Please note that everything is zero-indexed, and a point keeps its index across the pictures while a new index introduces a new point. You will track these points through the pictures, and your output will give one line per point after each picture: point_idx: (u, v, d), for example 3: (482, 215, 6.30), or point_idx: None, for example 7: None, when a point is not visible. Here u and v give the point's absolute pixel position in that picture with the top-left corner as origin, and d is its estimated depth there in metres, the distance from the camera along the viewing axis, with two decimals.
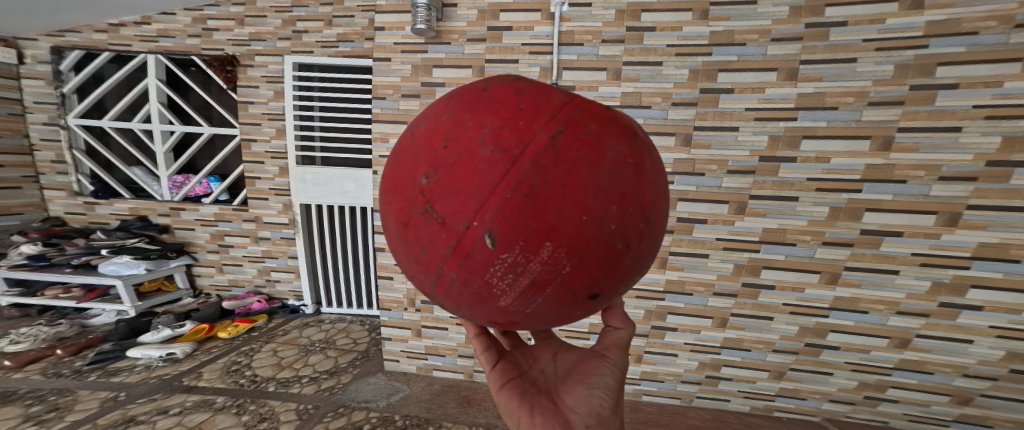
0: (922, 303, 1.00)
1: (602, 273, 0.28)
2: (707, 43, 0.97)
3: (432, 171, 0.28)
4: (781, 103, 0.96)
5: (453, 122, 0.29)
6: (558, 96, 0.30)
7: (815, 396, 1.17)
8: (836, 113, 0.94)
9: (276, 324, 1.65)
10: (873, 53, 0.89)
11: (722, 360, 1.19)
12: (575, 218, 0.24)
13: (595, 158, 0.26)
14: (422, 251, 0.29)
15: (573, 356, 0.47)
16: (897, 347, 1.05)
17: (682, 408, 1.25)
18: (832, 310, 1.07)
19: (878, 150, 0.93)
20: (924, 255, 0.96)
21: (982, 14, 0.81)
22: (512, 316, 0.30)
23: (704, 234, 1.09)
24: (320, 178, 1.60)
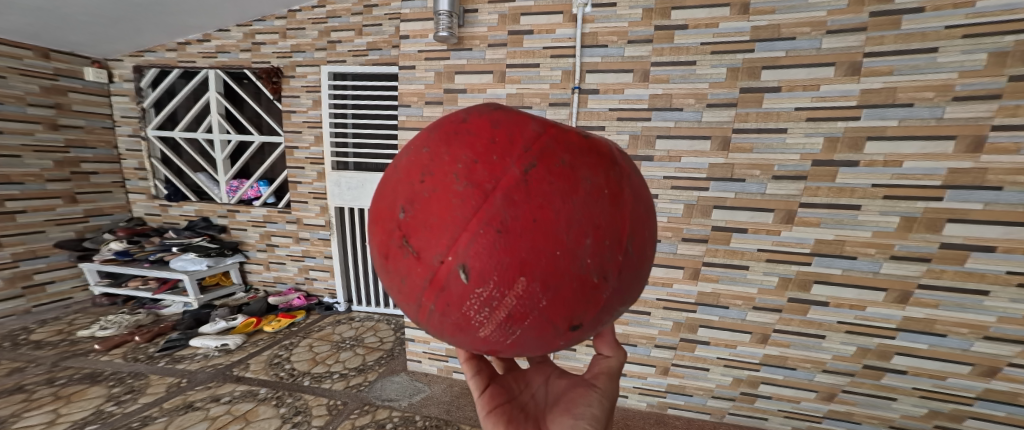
0: (1019, 329, 0.84)
1: (582, 305, 0.26)
2: (749, 39, 0.88)
3: (408, 205, 0.27)
4: (841, 100, 0.85)
5: (430, 155, 0.28)
6: (533, 125, 0.28)
7: (873, 422, 1.04)
8: (910, 110, 0.81)
9: (314, 320, 1.78)
10: (959, 41, 0.75)
11: (761, 377, 1.10)
12: (546, 254, 0.22)
13: (570, 190, 0.24)
14: (401, 283, 0.28)
15: (564, 383, 0.47)
16: (982, 376, 0.90)
17: (713, 423, 1.16)
18: (900, 331, 0.93)
19: (966, 151, 0.79)
20: None
21: None
22: (493, 346, 0.29)
23: (743, 244, 1.00)
24: (353, 181, 1.69)
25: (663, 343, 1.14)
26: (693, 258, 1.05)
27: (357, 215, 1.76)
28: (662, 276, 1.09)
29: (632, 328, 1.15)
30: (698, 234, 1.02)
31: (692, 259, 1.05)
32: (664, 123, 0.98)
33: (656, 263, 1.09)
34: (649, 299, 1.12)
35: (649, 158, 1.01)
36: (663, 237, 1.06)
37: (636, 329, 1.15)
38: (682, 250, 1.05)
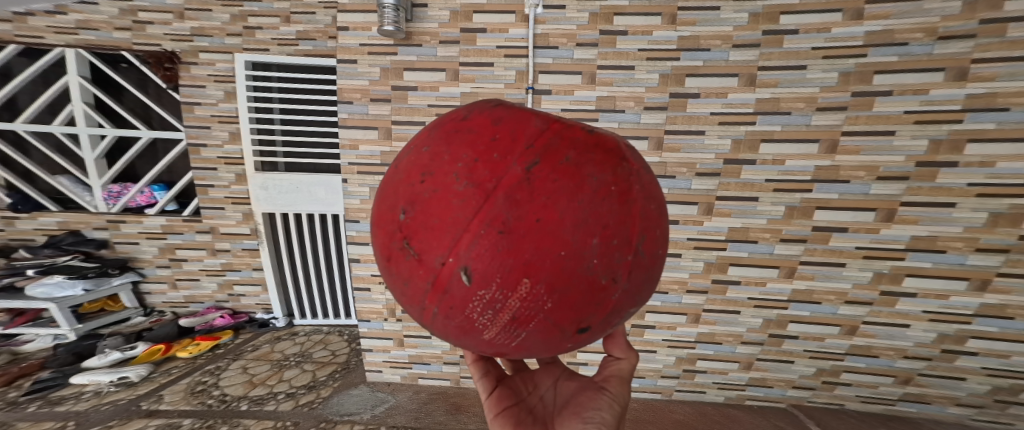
0: (867, 293, 1.14)
1: (588, 305, 0.27)
2: (676, 47, 0.99)
3: (409, 206, 0.28)
4: (742, 107, 1.02)
5: (431, 155, 0.29)
6: (536, 124, 0.30)
7: (781, 384, 1.32)
8: (790, 117, 1.01)
9: (244, 339, 1.58)
10: (820, 61, 0.95)
11: (699, 355, 1.30)
12: (550, 253, 0.24)
13: (574, 189, 0.25)
14: (405, 285, 0.30)
15: (572, 386, 0.54)
16: (847, 334, 1.20)
17: (665, 402, 1.38)
18: (791, 302, 1.19)
19: (826, 152, 1.02)
20: (867, 248, 1.09)
21: (914, 25, 0.89)
22: (498, 346, 0.30)
23: (677, 235, 1.16)
24: (283, 185, 1.49)
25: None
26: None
27: (292, 220, 1.57)
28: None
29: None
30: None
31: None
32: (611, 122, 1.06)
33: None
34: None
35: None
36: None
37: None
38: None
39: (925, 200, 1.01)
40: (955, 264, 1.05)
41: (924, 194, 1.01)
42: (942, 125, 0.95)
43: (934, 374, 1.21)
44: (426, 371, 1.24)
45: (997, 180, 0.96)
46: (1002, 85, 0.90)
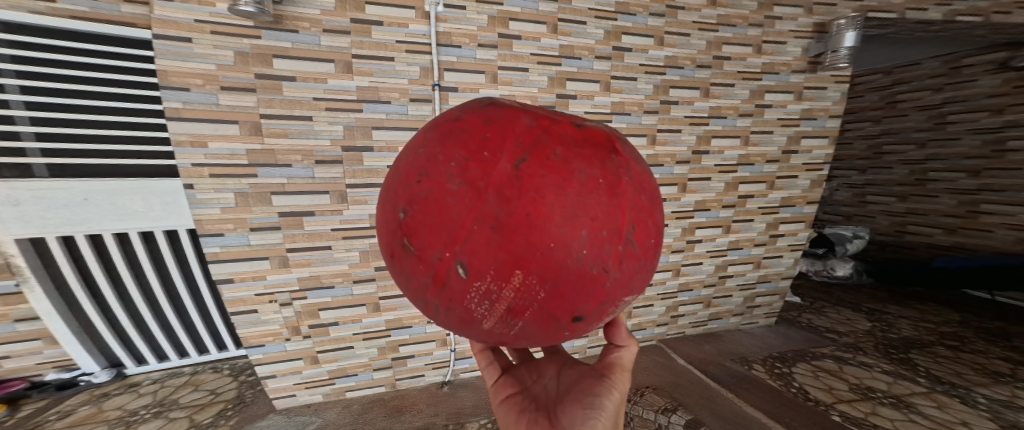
0: (681, 243, 1.68)
1: (585, 293, 0.37)
2: (558, 54, 1.26)
3: (409, 206, 0.39)
4: (602, 108, 1.37)
5: (426, 157, 0.40)
6: (525, 123, 0.40)
7: (650, 325, 1.81)
8: (631, 117, 1.43)
9: (32, 416, 1.31)
10: (644, 75, 1.40)
11: None
12: (534, 243, 0.33)
13: (561, 184, 0.34)
14: (411, 278, 0.40)
15: (572, 375, 0.75)
16: (675, 275, 1.74)
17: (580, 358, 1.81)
18: None
19: (650, 144, 1.48)
20: (678, 212, 1.60)
21: (684, 54, 1.42)
22: (499, 333, 0.42)
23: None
24: (53, 198, 1.12)
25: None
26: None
27: (87, 244, 1.22)
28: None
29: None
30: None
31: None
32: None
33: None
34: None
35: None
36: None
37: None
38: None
39: (700, 176, 1.60)
40: (717, 218, 1.69)
41: (697, 173, 1.59)
42: (701, 126, 1.53)
43: (722, 295, 1.90)
44: (355, 381, 1.45)
45: (726, 162, 1.62)
46: (725, 101, 1.54)
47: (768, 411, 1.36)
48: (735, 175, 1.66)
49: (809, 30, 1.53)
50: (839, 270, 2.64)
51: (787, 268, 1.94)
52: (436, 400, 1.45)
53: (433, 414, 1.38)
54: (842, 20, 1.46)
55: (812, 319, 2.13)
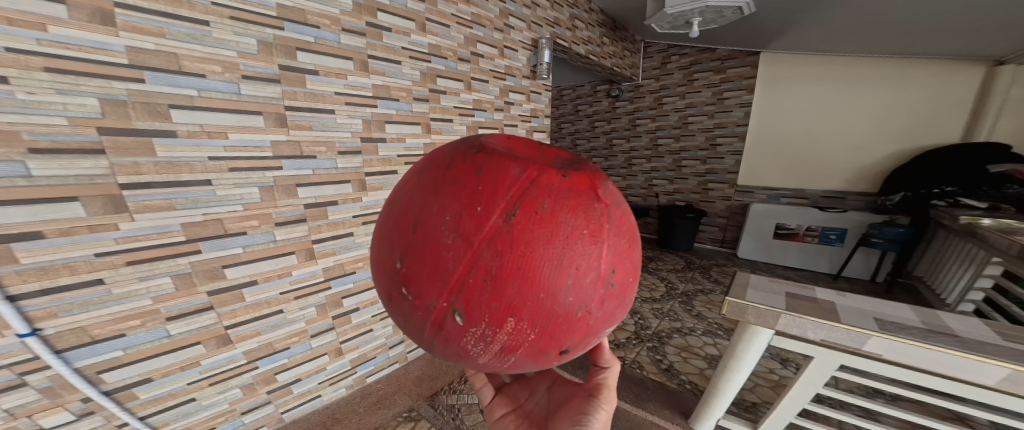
0: None
1: (567, 332, 0.36)
2: (277, 16, 0.83)
3: (406, 256, 0.36)
4: (363, 91, 1.05)
5: (420, 205, 0.37)
6: (514, 172, 0.35)
7: None
8: (400, 104, 1.16)
9: None
10: (409, 60, 1.17)
11: None
12: (524, 294, 0.32)
13: (548, 237, 0.32)
14: (407, 317, 0.39)
15: (563, 391, 0.69)
16: None
17: (403, 367, 1.45)
18: None
19: (425, 133, 1.28)
20: None
21: (447, 46, 1.32)
22: (492, 365, 0.40)
23: (340, 215, 1.05)
24: None
25: (316, 332, 1.09)
26: (301, 240, 0.97)
27: None
28: (273, 269, 0.93)
29: (274, 334, 0.99)
30: (287, 217, 0.92)
31: (301, 242, 0.97)
32: (54, 117, 0.59)
33: (255, 261, 0.88)
34: (271, 298, 0.94)
35: (99, 149, 0.64)
36: (255, 229, 0.86)
37: (273, 336, 0.99)
38: (283, 237, 0.92)
39: None
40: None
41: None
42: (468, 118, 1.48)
43: None
44: None
45: None
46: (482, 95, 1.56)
47: None
48: None
49: (529, 43, 1.82)
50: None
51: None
52: None
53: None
54: (543, 38, 1.83)
55: None
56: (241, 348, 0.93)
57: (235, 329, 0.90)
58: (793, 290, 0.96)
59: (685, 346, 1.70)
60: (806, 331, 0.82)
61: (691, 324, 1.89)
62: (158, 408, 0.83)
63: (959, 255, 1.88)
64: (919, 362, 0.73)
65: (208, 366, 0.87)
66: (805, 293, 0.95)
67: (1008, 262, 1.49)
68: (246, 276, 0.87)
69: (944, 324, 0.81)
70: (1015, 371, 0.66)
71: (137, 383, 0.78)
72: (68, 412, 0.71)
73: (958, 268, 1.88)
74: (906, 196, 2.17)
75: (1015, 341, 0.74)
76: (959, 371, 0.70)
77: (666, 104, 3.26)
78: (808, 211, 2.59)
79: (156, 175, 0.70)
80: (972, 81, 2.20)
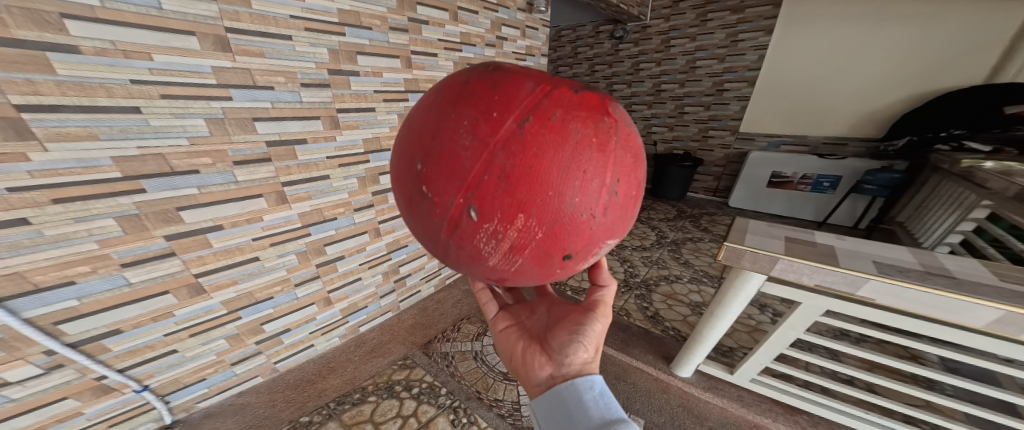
0: None
1: (573, 238, 0.34)
2: None
3: (422, 161, 0.34)
4: (326, 16, 0.88)
5: (435, 114, 0.34)
6: (528, 83, 0.33)
7: None
8: (373, 34, 1.00)
9: None
10: None
11: (397, 263, 1.37)
12: (536, 192, 0.31)
13: (560, 141, 0.31)
14: (421, 223, 0.37)
15: (562, 310, 0.68)
16: None
17: (395, 317, 1.47)
18: None
19: (406, 68, 1.13)
20: None
21: None
22: (499, 273, 0.38)
23: (311, 156, 0.96)
24: None
25: (299, 281, 1.06)
26: (268, 183, 0.89)
27: None
28: (241, 214, 0.86)
29: (252, 284, 0.95)
30: (244, 155, 0.83)
31: (269, 185, 0.89)
32: None
33: (215, 204, 0.81)
34: (244, 244, 0.89)
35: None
36: (209, 168, 0.78)
37: (252, 285, 0.95)
38: (245, 178, 0.84)
39: None
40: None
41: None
42: (455, 52, 1.31)
43: None
44: None
45: None
46: (472, 28, 1.34)
47: None
48: None
49: None
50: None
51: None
52: None
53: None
54: None
55: None
56: (218, 299, 0.89)
57: (206, 277, 0.85)
58: (793, 234, 0.92)
59: (671, 293, 1.73)
60: (802, 276, 0.79)
61: (677, 272, 1.91)
62: (136, 360, 0.81)
63: (944, 197, 1.83)
64: (910, 305, 0.70)
65: (183, 317, 0.84)
66: (804, 237, 0.90)
67: (995, 204, 1.44)
68: (208, 220, 0.80)
69: (941, 265, 0.77)
70: (1008, 311, 0.63)
71: (105, 335, 0.74)
72: (33, 365, 0.68)
73: (941, 213, 1.83)
74: (911, 141, 2.09)
75: (1014, 284, 0.70)
76: (947, 312, 0.67)
77: (673, 46, 3.00)
78: (806, 158, 2.51)
79: (62, 97, 0.58)
80: (1011, 17, 1.95)
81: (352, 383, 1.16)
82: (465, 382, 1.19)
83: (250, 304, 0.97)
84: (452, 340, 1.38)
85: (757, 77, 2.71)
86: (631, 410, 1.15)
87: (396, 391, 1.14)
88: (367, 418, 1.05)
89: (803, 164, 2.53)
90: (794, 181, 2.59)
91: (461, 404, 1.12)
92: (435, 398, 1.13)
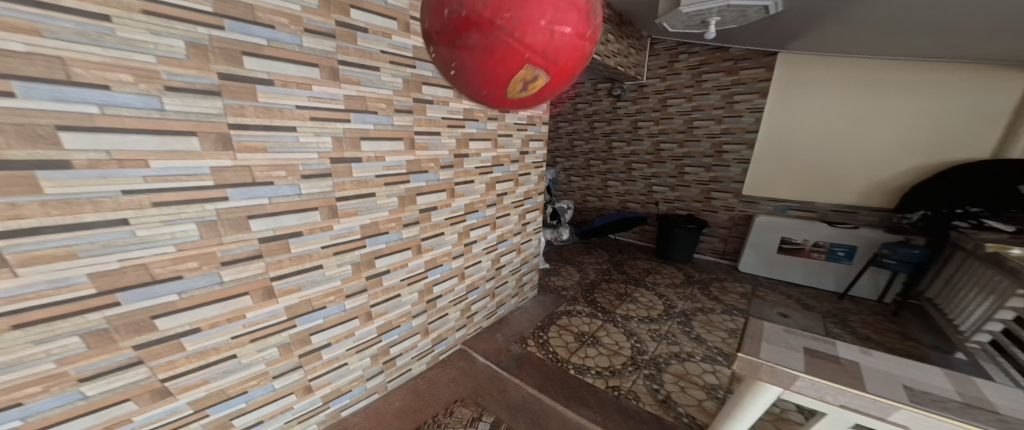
0: (461, 247, 1.51)
1: None
2: (213, 12, 0.70)
3: None
4: (332, 103, 0.93)
5: None
6: None
7: (451, 333, 1.61)
8: (378, 117, 1.05)
9: None
10: (388, 65, 1.03)
11: (387, 344, 1.30)
12: None
13: None
14: None
15: None
16: (462, 278, 1.57)
17: (382, 399, 1.37)
18: (428, 270, 1.37)
19: (409, 149, 1.16)
20: (454, 218, 1.42)
21: None
22: None
23: (305, 247, 0.95)
24: None
25: (278, 372, 1.00)
26: (256, 278, 0.88)
27: None
28: (221, 314, 0.84)
29: (226, 380, 0.89)
30: (233, 253, 0.82)
31: (257, 280, 0.88)
32: None
33: (195, 307, 0.79)
34: (221, 344, 0.85)
35: None
36: (195, 272, 0.78)
37: (225, 382, 0.89)
38: (231, 278, 0.83)
39: (466, 180, 1.44)
40: (459, 210, 1.44)
41: (462, 177, 1.43)
42: (460, 129, 1.34)
43: (510, 282, 1.94)
44: None
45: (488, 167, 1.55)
46: (475, 104, 1.39)
47: (534, 383, 1.50)
48: (492, 176, 1.59)
49: None
50: (564, 236, 3.08)
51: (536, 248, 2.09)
52: None
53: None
54: None
55: (554, 279, 2.52)
56: (185, 399, 0.83)
57: (174, 379, 0.80)
58: (812, 345, 0.85)
59: (683, 374, 1.59)
60: (825, 395, 0.71)
61: (689, 349, 1.77)
62: None
63: (976, 279, 1.72)
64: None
65: (141, 422, 0.77)
66: (825, 349, 0.83)
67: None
68: (185, 325, 0.79)
69: (983, 392, 0.69)
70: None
71: None
72: None
73: (976, 295, 1.70)
74: (925, 215, 2.07)
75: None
76: None
77: (671, 106, 3.12)
78: (817, 226, 2.46)
79: (45, 218, 0.60)
80: (1019, 84, 1.98)
81: None
82: None
83: (220, 402, 0.90)
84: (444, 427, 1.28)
85: (758, 140, 2.75)
86: None
87: None
88: None
89: (815, 232, 2.47)
90: (807, 249, 2.51)
91: None
92: None
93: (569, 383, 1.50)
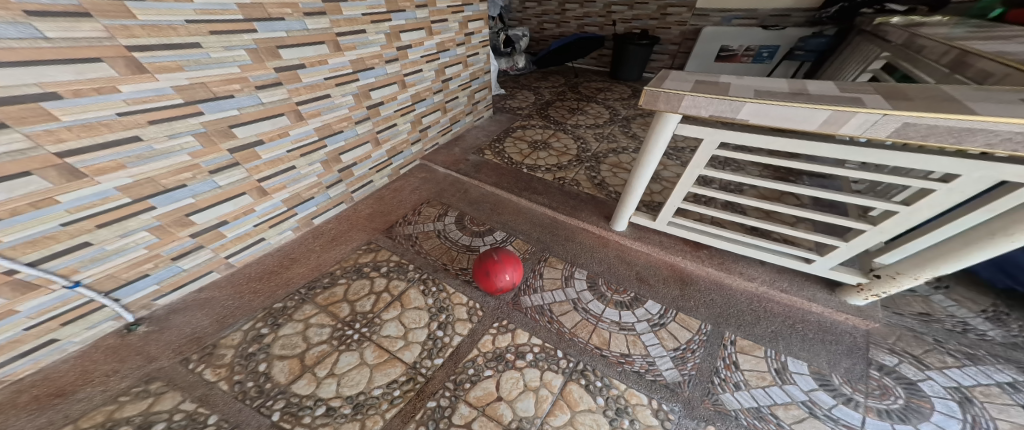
0: (393, 51, 1.51)
1: None
2: None
3: None
4: None
5: None
6: None
7: (407, 147, 1.80)
8: None
9: None
10: None
11: (336, 151, 1.45)
12: None
13: None
14: None
15: None
16: (403, 87, 1.64)
17: (350, 207, 1.59)
18: (358, 73, 1.40)
19: None
20: (369, 14, 1.35)
21: None
22: None
23: (158, 17, 0.84)
24: None
25: (213, 167, 1.08)
26: (105, 44, 0.78)
27: None
28: (81, 82, 0.78)
29: (149, 168, 0.94)
30: (40, 5, 0.69)
31: (109, 47, 0.79)
32: None
33: (33, 64, 0.71)
34: (108, 120, 0.84)
35: None
36: None
37: (149, 170, 0.94)
38: (57, 34, 0.72)
39: None
40: (379, 7, 1.36)
41: None
42: None
43: (455, 98, 2.03)
44: None
45: None
46: None
47: (492, 182, 1.72)
48: None
49: None
50: (519, 64, 2.89)
51: (484, 64, 2.17)
52: (120, 351, 0.98)
53: (144, 363, 0.97)
54: None
55: (508, 102, 2.56)
56: (110, 184, 0.88)
57: (77, 159, 0.82)
58: (703, 78, 0.98)
59: (617, 163, 1.86)
60: (700, 109, 0.87)
61: (625, 144, 2.03)
62: (44, 253, 0.83)
63: (855, 58, 1.98)
64: (773, 122, 0.81)
65: (74, 204, 0.84)
66: (711, 80, 0.97)
67: (892, 57, 1.61)
68: (32, 85, 0.72)
69: (805, 88, 0.87)
70: (835, 111, 0.73)
71: None
72: None
73: (850, 70, 1.99)
74: (843, 7, 2.25)
75: (849, 93, 0.82)
76: (792, 122, 0.78)
77: None
78: (752, 30, 2.61)
79: None
80: None
81: (318, 270, 1.29)
82: (432, 257, 1.37)
83: (160, 191, 0.98)
84: (415, 221, 1.52)
85: None
86: (577, 263, 1.38)
87: (365, 272, 1.30)
88: (341, 297, 1.20)
89: (749, 37, 2.65)
90: (738, 55, 2.77)
91: (430, 276, 1.31)
92: (405, 274, 1.30)
93: (521, 179, 1.74)
